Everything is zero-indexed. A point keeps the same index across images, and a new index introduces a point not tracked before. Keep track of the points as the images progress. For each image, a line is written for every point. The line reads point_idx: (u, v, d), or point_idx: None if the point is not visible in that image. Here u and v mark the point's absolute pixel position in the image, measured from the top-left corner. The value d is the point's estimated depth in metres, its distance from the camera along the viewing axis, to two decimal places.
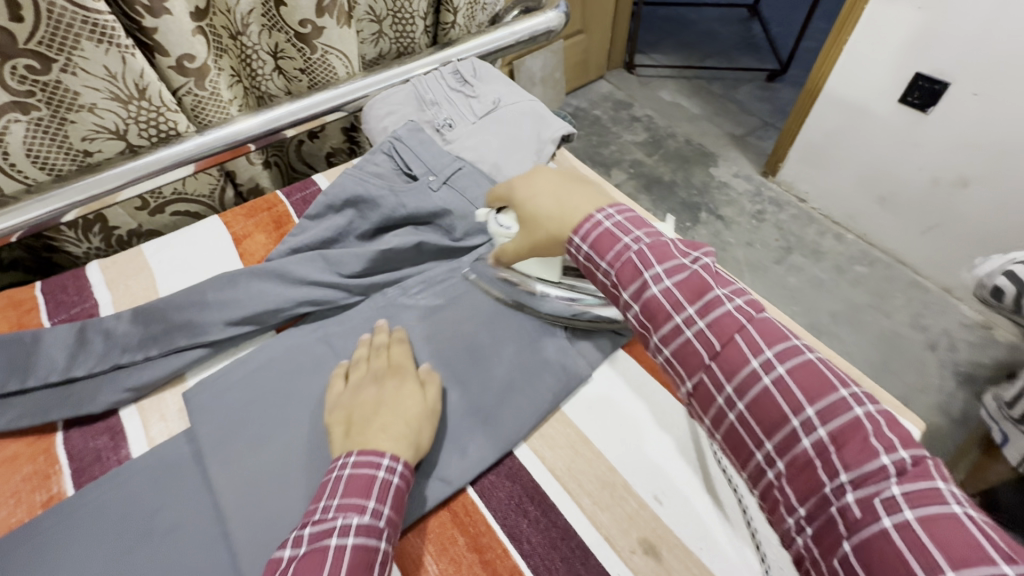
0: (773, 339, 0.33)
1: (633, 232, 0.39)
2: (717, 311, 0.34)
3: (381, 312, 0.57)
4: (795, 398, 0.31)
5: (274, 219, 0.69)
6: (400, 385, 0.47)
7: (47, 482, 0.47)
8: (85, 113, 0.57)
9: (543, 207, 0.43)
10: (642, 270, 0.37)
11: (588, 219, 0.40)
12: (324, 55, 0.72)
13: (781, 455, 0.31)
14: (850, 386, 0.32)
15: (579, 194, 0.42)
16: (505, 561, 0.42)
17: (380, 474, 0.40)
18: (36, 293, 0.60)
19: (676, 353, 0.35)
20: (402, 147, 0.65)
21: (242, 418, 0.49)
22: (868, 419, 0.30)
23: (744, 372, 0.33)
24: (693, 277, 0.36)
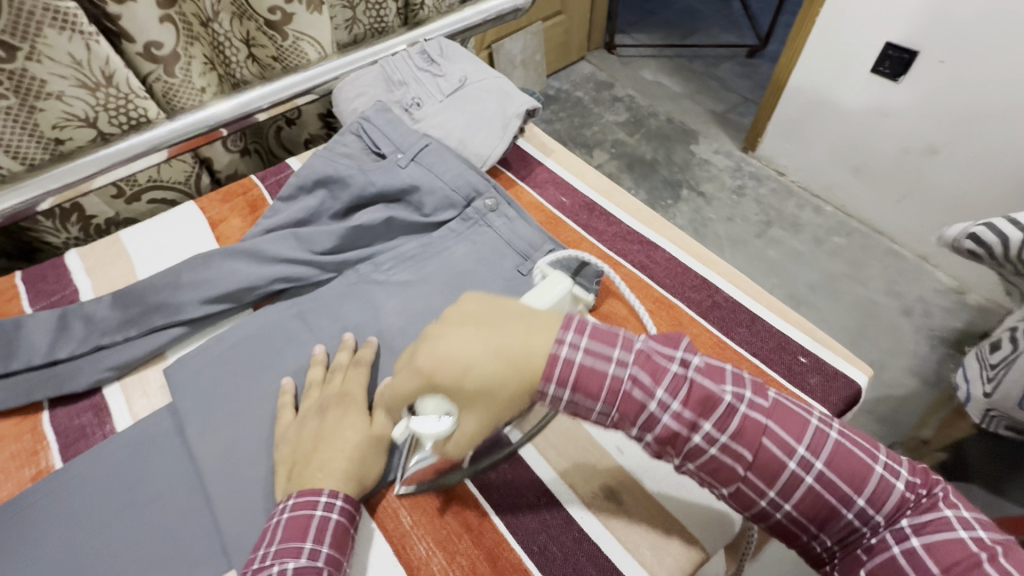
0: (799, 435, 0.38)
1: (612, 352, 0.39)
2: (738, 423, 0.38)
3: (353, 288, 0.59)
4: (843, 493, 0.37)
5: (249, 203, 0.70)
6: (344, 419, 0.47)
7: (35, 458, 0.49)
8: (54, 100, 0.58)
9: (489, 369, 0.38)
10: (646, 400, 0.38)
11: (555, 359, 0.39)
12: (296, 42, 0.71)
13: (831, 535, 0.38)
14: (876, 457, 0.38)
15: (508, 333, 0.40)
16: (475, 509, 0.45)
17: (317, 513, 0.41)
18: (16, 282, 0.61)
19: (706, 470, 0.39)
20: (370, 127, 0.67)
21: (222, 392, 0.51)
22: (904, 486, 0.37)
23: (786, 478, 0.38)
24: (697, 388, 0.38)
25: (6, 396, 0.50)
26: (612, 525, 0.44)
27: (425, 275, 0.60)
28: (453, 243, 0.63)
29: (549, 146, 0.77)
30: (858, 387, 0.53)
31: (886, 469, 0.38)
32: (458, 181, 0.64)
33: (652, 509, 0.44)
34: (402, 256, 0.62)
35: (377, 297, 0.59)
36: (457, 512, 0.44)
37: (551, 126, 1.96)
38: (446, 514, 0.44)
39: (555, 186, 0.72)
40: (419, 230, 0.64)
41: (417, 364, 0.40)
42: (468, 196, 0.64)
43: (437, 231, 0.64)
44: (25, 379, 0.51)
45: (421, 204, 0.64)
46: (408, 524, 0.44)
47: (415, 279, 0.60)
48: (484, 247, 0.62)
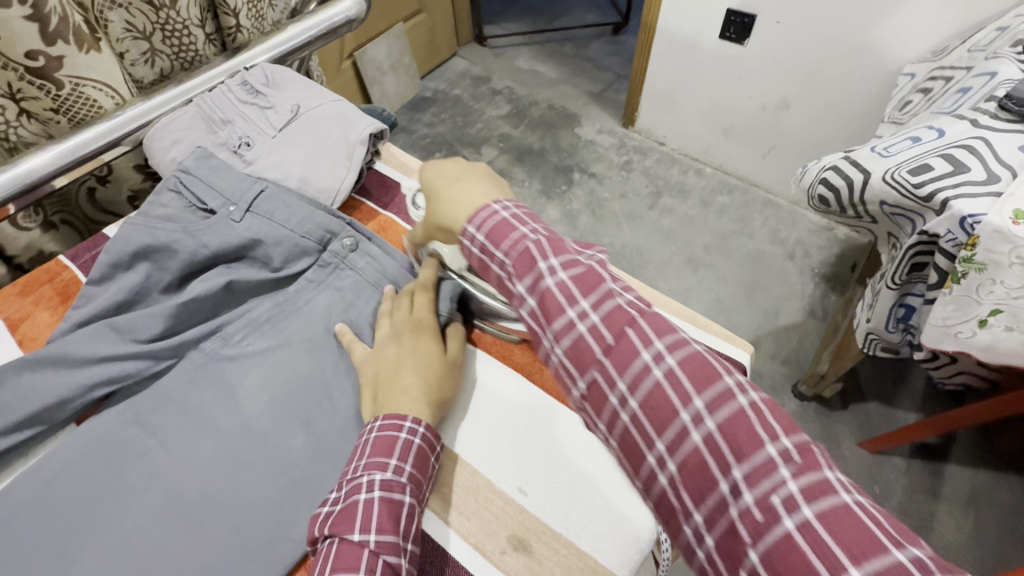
0: (685, 359, 0.33)
1: (529, 225, 0.41)
2: (609, 306, 0.36)
3: (201, 370, 0.51)
4: (711, 428, 0.31)
5: (59, 290, 0.59)
6: (424, 340, 0.49)
7: None
8: None
9: (437, 188, 0.47)
10: (548, 280, 0.37)
11: (483, 211, 0.42)
12: (77, 88, 0.62)
13: (672, 452, 0.32)
14: (737, 379, 0.33)
15: (477, 176, 0.47)
16: None
17: (403, 434, 0.42)
18: None
19: (573, 354, 0.36)
20: (190, 179, 0.58)
21: (38, 541, 0.42)
22: (751, 405, 0.31)
23: (636, 365, 0.34)
24: (587, 271, 0.38)
25: None
26: None
27: (286, 337, 0.53)
28: (314, 295, 0.56)
29: (410, 165, 0.71)
30: (742, 365, 0.53)
31: (741, 387, 0.32)
32: (307, 224, 0.57)
33: (562, 550, 0.42)
34: (255, 322, 0.54)
35: (232, 375, 0.51)
36: None
37: (434, 129, 1.89)
38: None
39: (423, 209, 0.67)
40: (272, 287, 0.57)
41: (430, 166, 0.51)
42: (322, 239, 0.58)
43: (293, 285, 0.57)
44: None
45: (268, 257, 0.56)
46: None
47: (275, 345, 0.52)
48: (350, 292, 0.56)
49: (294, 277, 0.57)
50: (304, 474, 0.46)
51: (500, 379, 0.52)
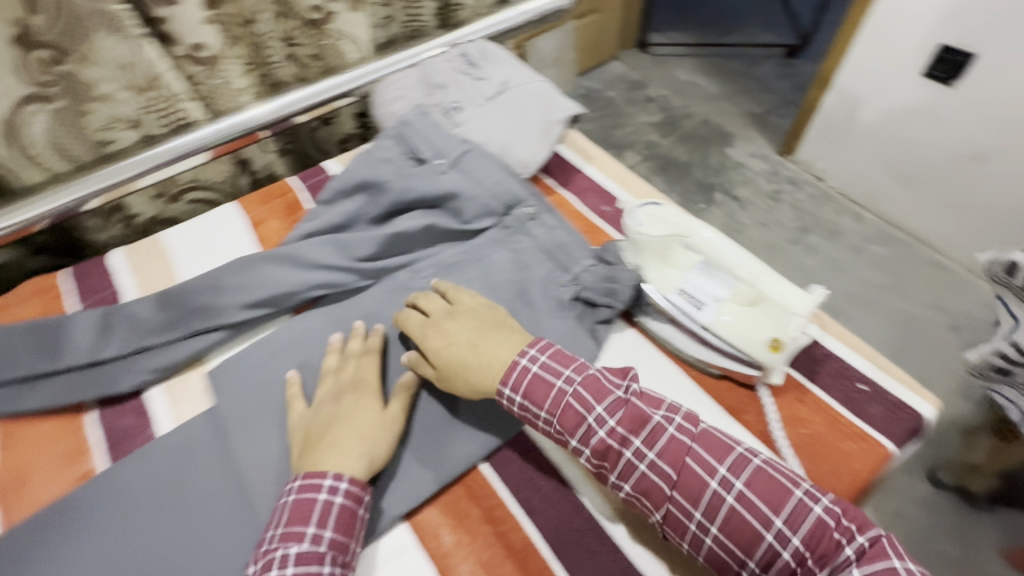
0: (721, 456, 0.41)
1: (563, 371, 0.45)
2: (663, 442, 0.41)
3: (392, 295, 0.58)
4: (762, 512, 0.38)
5: (287, 206, 0.70)
6: (358, 398, 0.47)
7: (81, 457, 0.49)
8: (102, 103, 0.59)
9: (456, 351, 0.47)
10: (585, 415, 0.42)
11: (514, 366, 0.45)
12: (335, 41, 0.73)
13: (761, 564, 0.38)
14: (801, 484, 0.39)
15: (492, 334, 0.48)
16: (518, 531, 0.45)
17: (321, 497, 0.41)
18: (64, 279, 0.63)
19: (641, 490, 0.41)
20: (410, 130, 0.66)
21: (260, 398, 0.51)
22: (823, 512, 0.37)
23: (708, 496, 0.39)
24: (631, 409, 0.42)
25: (59, 391, 0.52)
26: (658, 554, 0.44)
27: (465, 283, 0.59)
28: (493, 252, 0.61)
29: (590, 151, 0.75)
30: (923, 421, 0.48)
31: (806, 493, 0.38)
32: (499, 188, 0.63)
33: None
34: (441, 264, 0.60)
35: None
36: (499, 533, 0.44)
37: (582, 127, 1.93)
38: (489, 536, 0.44)
39: (597, 194, 0.69)
40: (458, 237, 0.63)
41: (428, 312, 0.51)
42: (508, 204, 0.63)
43: (475, 239, 0.62)
44: (73, 379, 0.53)
45: (460, 211, 0.62)
46: (450, 543, 0.44)
47: (454, 288, 0.59)
48: (526, 258, 0.61)
49: (477, 232, 0.63)
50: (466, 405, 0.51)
51: (654, 370, 0.52)
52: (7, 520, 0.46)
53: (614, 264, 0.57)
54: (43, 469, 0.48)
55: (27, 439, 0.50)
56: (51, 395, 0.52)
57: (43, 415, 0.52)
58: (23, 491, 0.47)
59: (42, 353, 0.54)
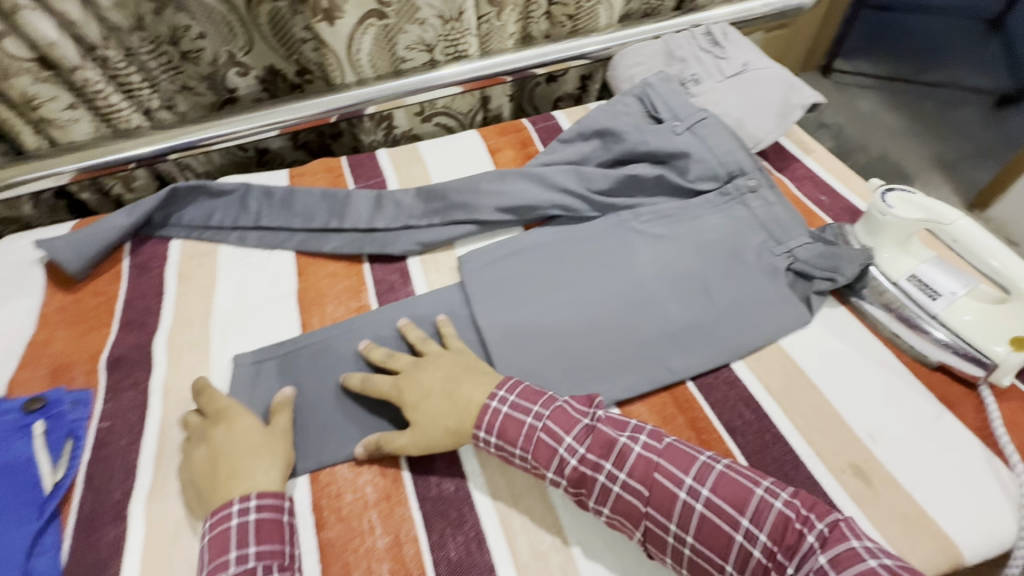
0: (684, 467, 0.43)
1: (533, 408, 0.46)
2: (630, 460, 0.43)
3: (614, 229, 0.64)
4: (729, 514, 0.40)
5: (520, 141, 0.80)
6: (245, 412, 0.49)
7: (358, 295, 0.62)
8: (416, 25, 0.72)
9: (445, 409, 0.47)
10: (556, 447, 0.44)
11: (485, 409, 0.46)
12: (595, 6, 0.81)
13: (738, 567, 0.40)
14: (760, 483, 0.41)
15: (467, 380, 0.49)
16: (721, 444, 0.48)
17: (234, 522, 0.42)
18: (345, 163, 0.77)
19: (620, 510, 0.43)
20: (652, 93, 0.73)
21: (497, 286, 0.60)
22: (782, 506, 0.40)
23: (678, 507, 0.41)
24: (599, 434, 0.45)
25: (345, 243, 0.66)
26: (860, 501, 0.44)
27: (681, 234, 0.63)
28: (710, 212, 0.65)
29: (810, 144, 0.76)
30: None
31: (766, 490, 0.41)
32: (728, 156, 0.67)
33: (905, 502, 0.44)
34: (660, 213, 0.66)
35: (634, 244, 0.63)
36: (702, 440, 0.48)
37: None
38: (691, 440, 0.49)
39: (814, 184, 0.71)
40: (678, 193, 0.68)
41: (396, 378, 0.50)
42: (732, 173, 0.67)
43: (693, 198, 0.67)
44: (355, 236, 0.66)
45: (686, 169, 0.67)
46: None
47: (671, 236, 0.63)
48: (743, 222, 0.64)
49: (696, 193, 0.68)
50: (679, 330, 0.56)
51: (865, 346, 0.54)
52: (305, 325, 0.59)
53: (835, 244, 0.60)
54: (332, 296, 0.61)
55: (318, 273, 0.64)
56: (340, 245, 0.66)
57: (332, 258, 0.66)
58: (317, 309, 0.61)
59: (332, 213, 0.68)
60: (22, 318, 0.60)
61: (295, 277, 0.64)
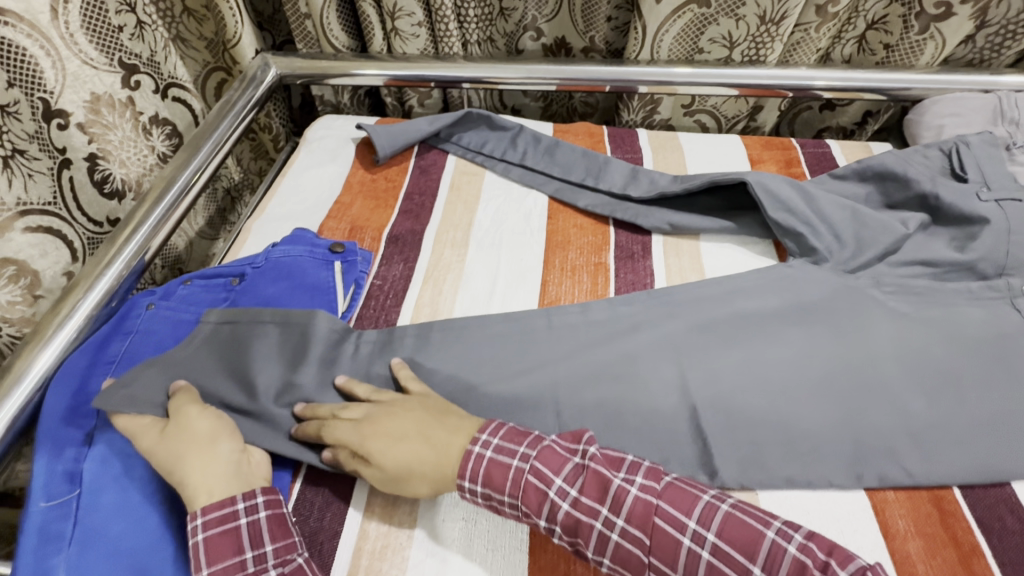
0: (688, 509, 0.39)
1: (515, 451, 0.43)
2: (627, 505, 0.40)
3: (868, 278, 0.59)
4: (736, 565, 0.37)
5: (785, 159, 0.77)
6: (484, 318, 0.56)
7: (599, 251, 0.65)
8: (732, 20, 0.73)
9: (424, 456, 0.43)
10: (546, 492, 0.41)
11: (467, 455, 0.43)
12: (925, 40, 0.75)
13: None
14: (772, 524, 0.38)
15: (444, 425, 0.45)
16: (969, 535, 0.44)
17: (242, 522, 0.39)
18: (606, 133, 0.81)
19: (620, 562, 0.39)
20: (965, 150, 0.65)
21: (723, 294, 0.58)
22: (798, 552, 0.36)
23: (684, 554, 0.38)
24: (591, 477, 0.41)
25: (597, 203, 0.70)
26: None
27: (935, 316, 0.56)
28: (970, 305, 0.57)
29: None
30: None
31: (779, 533, 0.37)
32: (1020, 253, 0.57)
33: None
34: (903, 287, 0.59)
35: (887, 303, 0.57)
36: (946, 522, 0.44)
37: None
38: (932, 516, 0.45)
39: None
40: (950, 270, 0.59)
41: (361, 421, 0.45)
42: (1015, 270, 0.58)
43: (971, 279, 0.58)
44: (606, 200, 0.70)
45: (968, 242, 0.59)
46: (891, 499, 0.46)
47: (915, 314, 0.56)
48: (1012, 326, 0.55)
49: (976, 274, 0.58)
50: (920, 429, 0.49)
51: None
52: (547, 259, 0.64)
53: None
54: (576, 245, 0.65)
55: (567, 221, 0.69)
56: (592, 204, 0.70)
57: (582, 213, 0.70)
58: (560, 252, 0.65)
59: (589, 172, 0.73)
60: (332, 181, 0.73)
61: (545, 218, 0.69)
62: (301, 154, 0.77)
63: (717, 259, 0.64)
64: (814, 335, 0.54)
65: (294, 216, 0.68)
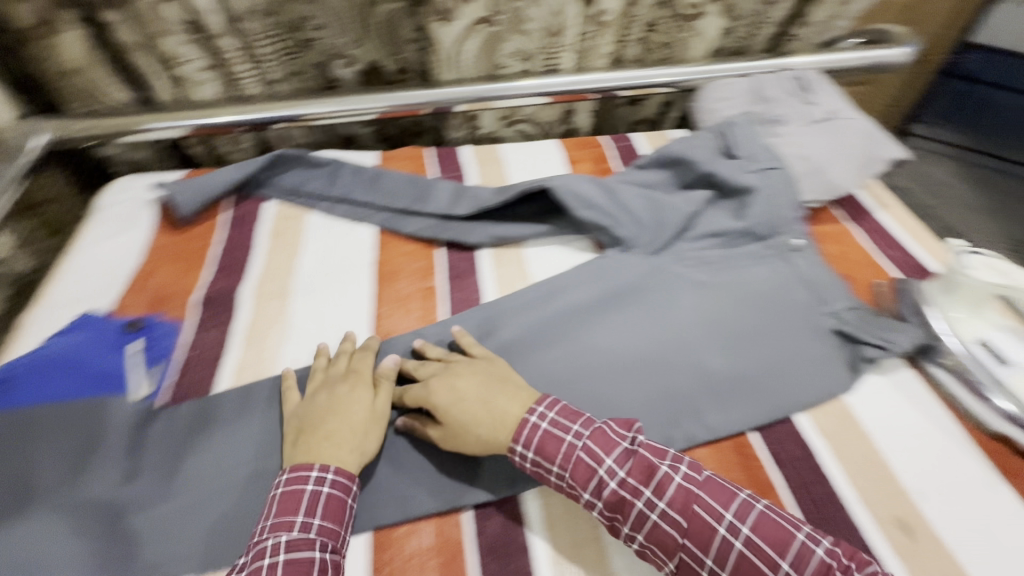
0: (725, 502, 0.41)
1: (292, 518, 0.42)
2: (668, 492, 0.42)
3: (670, 256, 0.65)
4: (713, 508, 0.41)
5: (597, 156, 0.83)
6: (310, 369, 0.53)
7: (429, 276, 0.65)
8: (521, 36, 0.77)
9: (465, 414, 0.47)
10: (595, 468, 0.43)
11: (302, 493, 0.43)
12: (689, 36, 0.84)
13: None
14: (802, 529, 0.40)
15: (504, 392, 0.48)
16: (764, 472, 0.49)
17: (280, 490, 0.43)
18: (430, 154, 0.82)
19: (612, 508, 0.43)
20: (732, 130, 0.74)
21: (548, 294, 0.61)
22: (824, 554, 0.38)
23: (716, 541, 0.40)
24: (333, 499, 0.43)
25: (423, 227, 0.69)
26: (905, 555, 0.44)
27: (728, 280, 0.63)
28: (756, 265, 0.65)
29: (886, 199, 0.76)
30: None
31: (808, 538, 0.39)
32: (783, 211, 0.67)
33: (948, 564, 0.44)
34: (704, 259, 0.65)
35: (686, 278, 0.63)
36: (746, 465, 0.50)
37: None
38: (735, 462, 0.50)
39: (885, 239, 0.71)
40: (735, 235, 0.67)
41: (431, 384, 0.50)
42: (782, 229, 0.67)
43: (751, 242, 0.67)
44: (434, 222, 0.70)
45: (743, 209, 0.68)
46: (701, 455, 0.51)
47: (714, 283, 0.63)
48: (786, 279, 0.63)
49: (754, 237, 0.67)
50: (720, 385, 0.54)
51: (922, 408, 0.53)
52: (376, 294, 0.63)
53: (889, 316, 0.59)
54: (404, 274, 0.65)
55: (395, 250, 0.68)
56: (418, 228, 0.69)
57: (409, 239, 0.70)
58: (389, 282, 0.64)
59: (417, 197, 0.73)
60: (132, 251, 0.66)
61: (373, 251, 0.68)
62: (91, 225, 0.69)
63: (541, 263, 0.67)
64: (627, 320, 0.59)
65: (86, 297, 0.61)
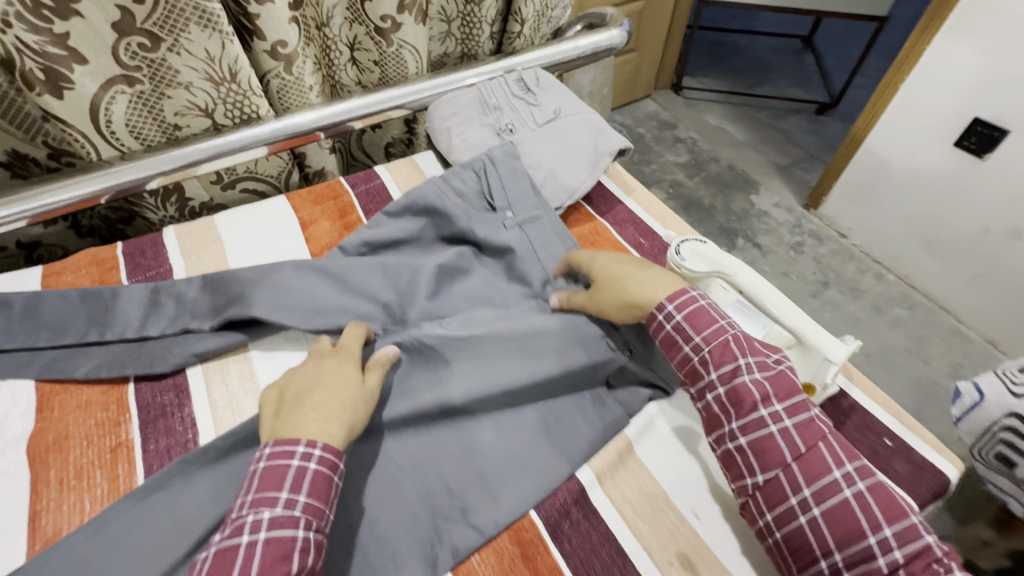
0: (852, 457, 0.42)
1: (286, 492, 0.39)
2: (803, 417, 0.44)
3: (416, 317, 0.57)
4: (838, 453, 0.42)
5: (339, 208, 0.73)
6: None
7: (117, 428, 0.51)
8: (182, 90, 0.62)
9: (635, 288, 0.52)
10: (737, 357, 0.46)
11: (287, 468, 0.40)
12: (398, 50, 0.75)
13: (770, 493, 0.43)
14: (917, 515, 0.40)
15: (651, 277, 0.53)
16: (547, 557, 0.45)
17: (282, 494, 0.39)
18: (117, 254, 0.65)
19: (717, 355, 0.47)
20: (493, 169, 0.66)
21: None
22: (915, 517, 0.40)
23: (826, 480, 0.41)
24: (314, 478, 0.40)
25: (100, 364, 0.53)
26: None
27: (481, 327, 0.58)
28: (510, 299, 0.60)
29: (631, 185, 0.77)
30: (948, 482, 0.49)
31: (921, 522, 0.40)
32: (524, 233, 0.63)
33: None
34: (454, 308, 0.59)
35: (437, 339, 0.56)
36: (526, 557, 0.45)
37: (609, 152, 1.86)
38: (514, 557, 0.45)
39: (635, 227, 0.71)
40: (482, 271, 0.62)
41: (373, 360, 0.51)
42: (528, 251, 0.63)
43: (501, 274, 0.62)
44: (117, 352, 0.55)
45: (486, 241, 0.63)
46: (476, 563, 0.45)
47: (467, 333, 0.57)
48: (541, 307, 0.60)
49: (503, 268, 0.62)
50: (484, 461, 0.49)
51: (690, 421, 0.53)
52: (37, 479, 0.47)
53: None
54: (76, 439, 0.50)
55: (65, 406, 0.52)
56: (93, 368, 0.53)
57: (84, 382, 0.54)
58: (56, 457, 0.48)
59: (92, 323, 0.55)
60: None
61: (31, 417, 0.51)
62: None
63: (273, 367, 0.56)
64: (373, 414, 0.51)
65: None
